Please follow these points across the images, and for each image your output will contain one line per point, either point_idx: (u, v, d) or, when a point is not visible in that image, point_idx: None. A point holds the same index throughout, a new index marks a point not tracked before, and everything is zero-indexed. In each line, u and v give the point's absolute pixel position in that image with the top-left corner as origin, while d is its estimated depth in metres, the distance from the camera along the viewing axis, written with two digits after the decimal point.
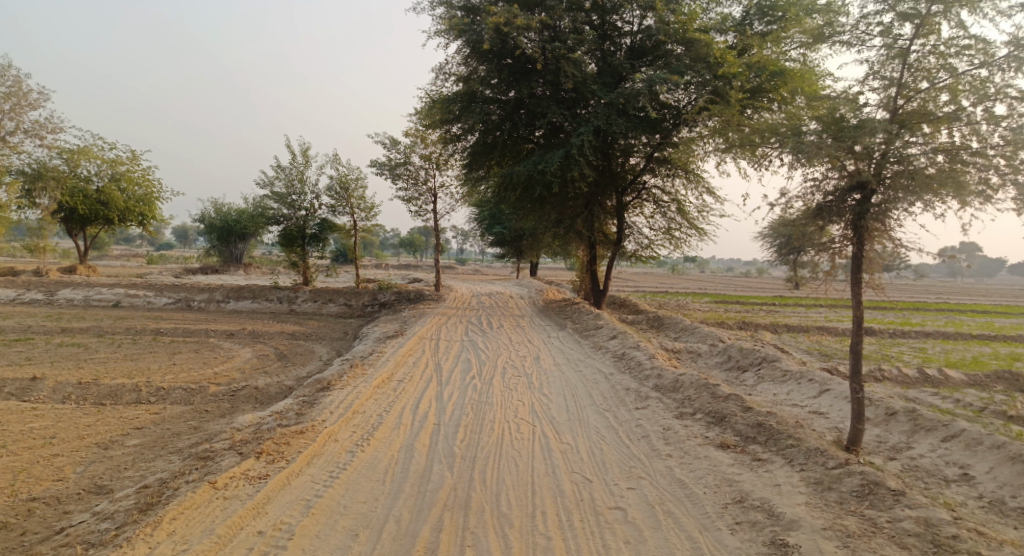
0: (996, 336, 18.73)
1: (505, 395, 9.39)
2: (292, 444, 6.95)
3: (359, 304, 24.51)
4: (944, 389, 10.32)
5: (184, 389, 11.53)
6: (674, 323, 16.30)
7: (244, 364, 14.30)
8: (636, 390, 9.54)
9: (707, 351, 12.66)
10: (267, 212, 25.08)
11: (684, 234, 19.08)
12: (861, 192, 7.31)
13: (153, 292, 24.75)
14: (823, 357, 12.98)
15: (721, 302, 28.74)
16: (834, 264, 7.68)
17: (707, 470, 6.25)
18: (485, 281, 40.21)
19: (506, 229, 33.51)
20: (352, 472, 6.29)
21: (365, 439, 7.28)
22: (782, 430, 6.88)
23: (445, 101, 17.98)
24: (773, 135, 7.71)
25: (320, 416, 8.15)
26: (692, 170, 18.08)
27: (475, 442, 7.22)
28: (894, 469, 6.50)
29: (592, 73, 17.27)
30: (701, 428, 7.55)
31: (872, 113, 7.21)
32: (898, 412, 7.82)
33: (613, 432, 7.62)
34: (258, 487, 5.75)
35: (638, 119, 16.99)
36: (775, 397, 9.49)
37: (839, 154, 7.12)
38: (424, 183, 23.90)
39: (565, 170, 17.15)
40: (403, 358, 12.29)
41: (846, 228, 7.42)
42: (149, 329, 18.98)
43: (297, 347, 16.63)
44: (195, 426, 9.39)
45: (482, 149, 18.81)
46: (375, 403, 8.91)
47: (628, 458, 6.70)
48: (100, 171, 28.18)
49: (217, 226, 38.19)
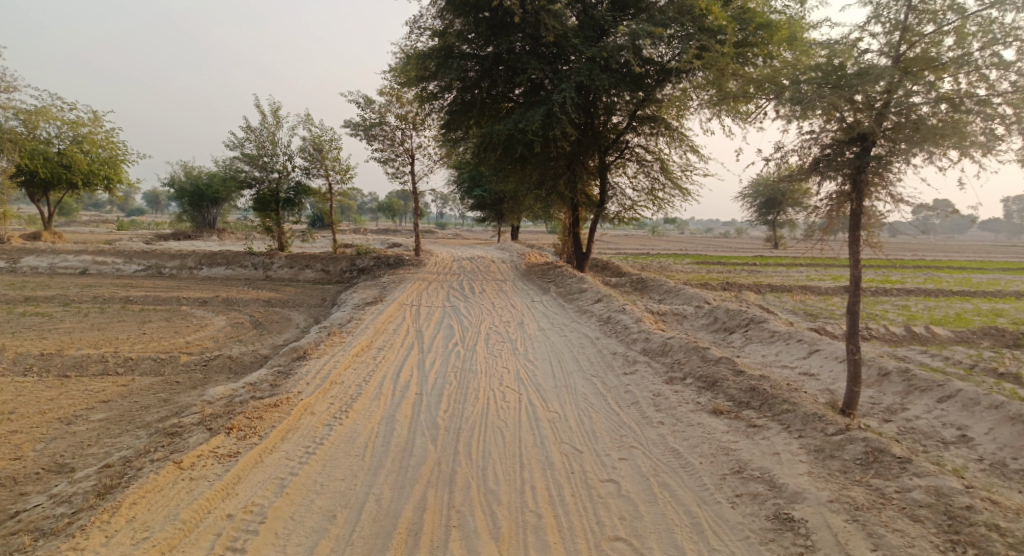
0: (976, 292, 18.87)
1: (489, 362, 9.09)
2: (265, 417, 6.57)
3: (336, 269, 23.93)
4: (931, 347, 10.25)
5: (153, 359, 11.05)
6: (658, 285, 16.09)
7: (218, 332, 13.80)
8: (622, 354, 9.29)
9: (693, 313, 12.45)
10: (238, 175, 24.15)
11: (668, 194, 18.71)
12: (861, 144, 6.92)
13: (122, 259, 23.89)
14: (809, 317, 12.84)
15: (702, 263, 28.66)
16: (830, 222, 7.37)
17: (702, 438, 6.02)
18: (466, 244, 39.73)
19: (486, 191, 32.87)
20: (329, 447, 5.95)
21: (343, 411, 6.94)
22: (776, 394, 6.66)
23: (420, 57, 17.20)
24: (768, 86, 7.30)
25: (295, 388, 7.77)
26: (675, 128, 17.58)
27: (459, 413, 6.91)
28: (892, 432, 6.34)
29: (574, 27, 16.55)
30: (692, 393, 7.32)
31: (874, 60, 6.79)
32: (891, 373, 7.66)
33: (602, 399, 7.36)
34: (227, 467, 5.37)
35: (620, 74, 16.42)
36: (764, 359, 9.31)
37: (838, 104, 6.74)
38: (401, 144, 23.13)
39: (547, 129, 16.55)
40: (383, 325, 11.89)
41: (845, 183, 7.06)
42: (118, 297, 18.29)
43: (273, 314, 16.15)
44: (165, 399, 8.96)
45: (460, 108, 18.12)
46: (353, 373, 8.55)
47: (619, 427, 6.45)
48: (61, 132, 26.83)
49: (188, 191, 36.93)
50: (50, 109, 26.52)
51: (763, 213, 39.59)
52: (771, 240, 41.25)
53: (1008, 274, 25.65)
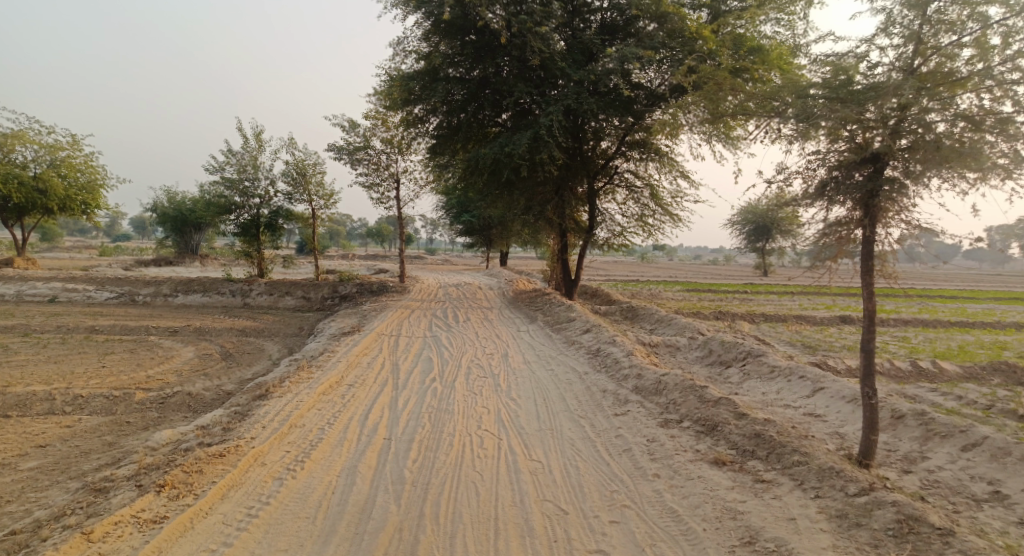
0: (974, 322, 18.35)
1: (467, 401, 8.34)
2: (205, 470, 5.76)
3: (318, 296, 23.08)
4: (941, 383, 9.58)
5: (105, 397, 10.18)
6: (649, 314, 15.43)
7: (184, 365, 12.93)
8: (613, 392, 8.54)
9: (687, 345, 11.79)
10: (219, 200, 23.40)
11: (658, 221, 18.17)
12: (872, 164, 6.33)
13: (94, 286, 22.96)
14: (808, 350, 12.19)
15: (692, 290, 28.15)
16: (839, 251, 6.69)
17: (704, 497, 5.29)
18: (453, 270, 38.99)
19: (474, 217, 32.27)
20: (275, 507, 5.19)
21: (299, 461, 6.17)
22: (784, 442, 5.94)
23: (405, 79, 16.70)
24: (770, 100, 6.75)
25: (249, 433, 6.98)
26: (665, 154, 17.14)
27: (430, 463, 6.16)
28: (914, 486, 5.66)
29: (562, 50, 16.12)
30: (690, 440, 6.58)
31: (884, 75, 6.24)
32: (906, 416, 6.98)
33: (591, 445, 6.63)
34: (148, 537, 4.62)
35: (609, 98, 16.02)
36: (765, 397, 8.64)
37: (848, 121, 6.17)
38: (386, 168, 22.56)
39: (534, 154, 16.03)
40: (357, 358, 11.07)
41: (855, 208, 6.41)
42: (84, 326, 17.37)
43: (246, 345, 15.31)
44: (110, 444, 8.09)
45: (446, 132, 17.57)
46: (317, 414, 7.74)
47: (609, 480, 5.73)
48: (38, 156, 26.00)
49: (171, 216, 36.14)
50: (27, 133, 25.76)
51: (752, 240, 39.29)
52: (760, 267, 40.96)
53: (1001, 303, 25.24)
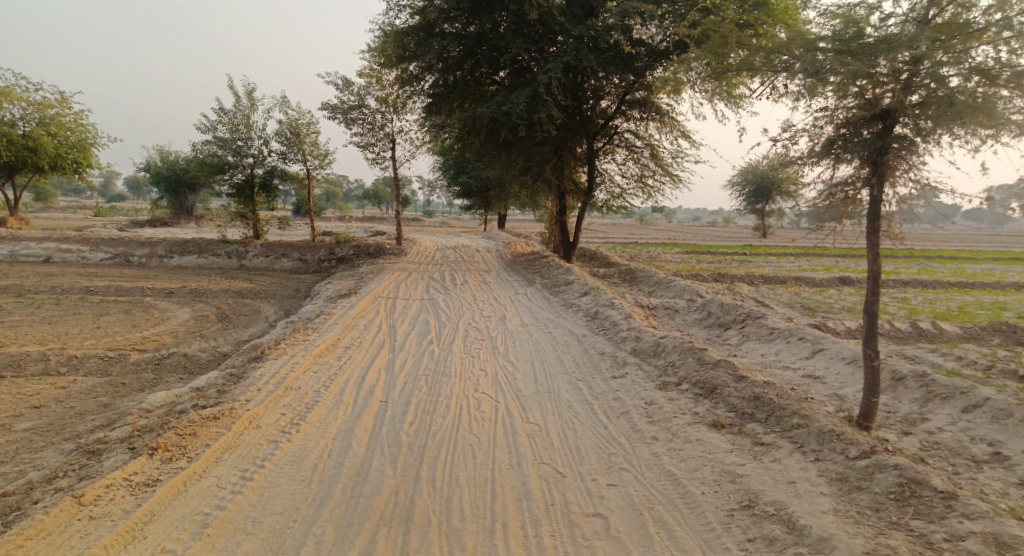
0: (973, 283, 18.27)
1: (464, 363, 8.28)
2: (199, 433, 5.71)
3: (314, 258, 22.89)
4: (941, 345, 9.53)
5: (100, 358, 10.11)
6: (648, 276, 15.32)
7: (180, 326, 12.84)
8: (611, 355, 8.48)
9: (685, 307, 11.72)
10: (212, 160, 22.99)
11: (658, 182, 17.89)
12: (882, 121, 6.10)
13: (89, 247, 22.73)
14: (807, 311, 12.12)
15: (691, 252, 28.02)
16: (844, 211, 6.50)
17: (703, 460, 5.25)
18: (451, 232, 38.73)
19: (472, 178, 31.84)
20: (270, 470, 5.16)
21: (295, 424, 6.13)
22: (784, 405, 5.89)
23: (399, 35, 16.18)
24: (777, 55, 6.48)
25: (244, 395, 6.92)
26: (666, 113, 16.76)
27: (426, 425, 6.12)
28: (914, 448, 5.64)
29: (561, 4, 15.59)
30: (689, 402, 6.53)
31: (898, 27, 5.92)
32: (906, 377, 6.92)
33: (588, 407, 6.59)
34: (141, 501, 4.58)
35: (609, 55, 15.55)
36: (764, 359, 8.59)
37: (859, 76, 5.92)
38: (381, 128, 22.12)
39: (532, 112, 15.65)
40: (353, 320, 10.99)
41: (862, 165, 6.18)
42: (78, 287, 17.22)
43: (242, 307, 15.21)
44: (105, 405, 8.04)
45: (441, 91, 17.12)
46: (313, 377, 7.68)
47: (607, 443, 5.69)
48: (26, 114, 25.42)
49: (165, 176, 35.66)
50: (14, 90, 25.12)
51: (752, 202, 38.96)
52: (759, 229, 40.75)
53: (1000, 265, 25.16)
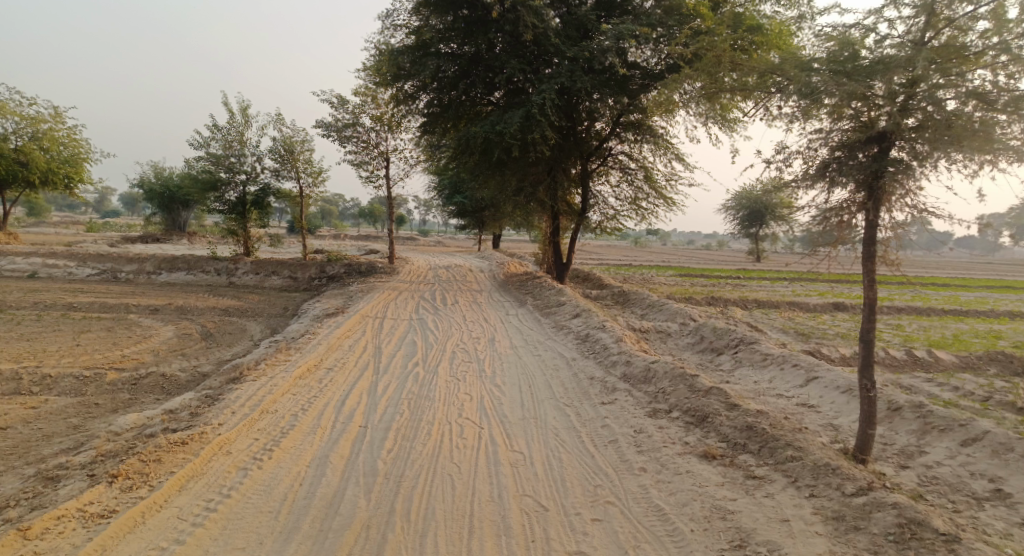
0: (968, 311, 18.17)
1: (450, 387, 8.03)
2: (164, 459, 5.45)
3: (305, 276, 22.63)
4: (938, 374, 9.33)
5: (75, 378, 9.80)
6: (640, 299, 15.14)
7: (162, 345, 12.54)
8: (601, 380, 8.24)
9: (677, 331, 11.53)
10: (204, 176, 22.80)
11: (652, 204, 17.80)
12: (878, 144, 5.97)
13: (76, 263, 22.42)
14: (801, 337, 11.94)
15: (685, 276, 27.89)
16: (839, 236, 6.34)
17: (692, 494, 5.02)
18: (445, 252, 38.52)
19: (467, 198, 31.77)
20: (236, 500, 4.92)
21: (267, 450, 5.87)
22: (778, 436, 5.66)
23: (394, 54, 16.17)
24: (771, 75, 6.38)
25: (217, 418, 6.66)
26: (660, 135, 16.74)
27: (405, 452, 5.88)
28: (912, 483, 5.41)
29: (556, 26, 15.64)
30: (679, 431, 6.29)
31: (892, 49, 5.83)
32: (903, 408, 6.72)
33: (575, 435, 6.35)
34: (92, 534, 4.36)
35: (604, 77, 15.58)
36: (757, 386, 8.38)
37: (854, 97, 5.81)
38: (376, 146, 22.05)
39: (525, 133, 15.57)
40: (338, 341, 10.73)
41: (858, 189, 6.03)
42: (62, 303, 16.90)
43: (228, 325, 14.91)
44: (75, 426, 7.74)
45: (436, 110, 17.05)
46: (291, 399, 7.42)
47: (593, 474, 5.46)
48: (19, 128, 25.24)
49: (158, 192, 35.48)
50: (7, 104, 24.98)
51: (746, 226, 39.06)
52: (753, 253, 40.78)
53: (993, 293, 25.12)
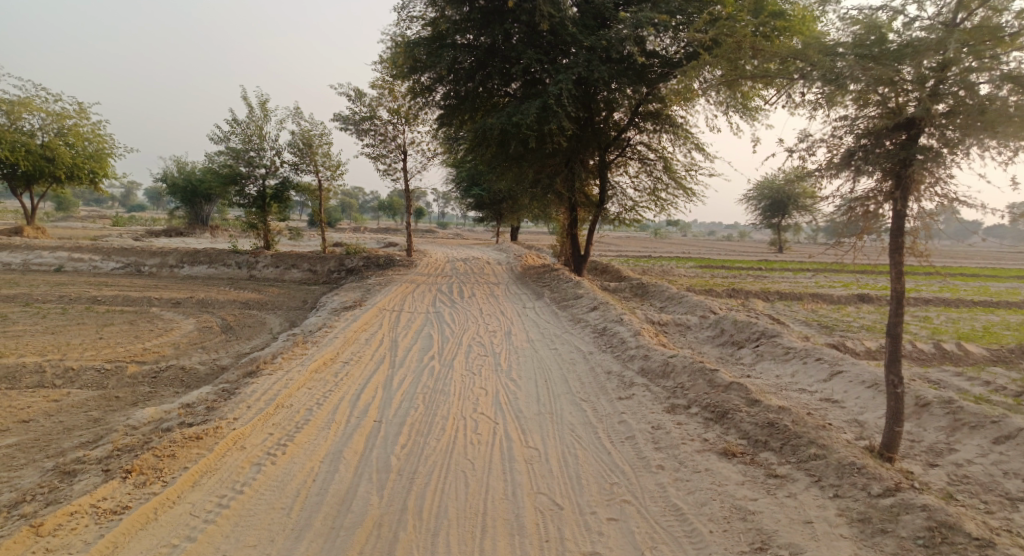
0: (998, 302, 17.65)
1: (465, 381, 7.97)
2: (178, 455, 5.47)
3: (324, 269, 22.74)
4: (967, 368, 9.03)
5: (96, 371, 9.91)
6: (660, 291, 14.94)
7: (182, 338, 12.65)
8: (618, 375, 8.10)
9: (697, 324, 11.33)
10: (223, 171, 22.96)
11: (671, 195, 17.54)
12: (907, 131, 5.74)
13: (100, 257, 22.76)
14: (824, 330, 11.67)
15: (705, 267, 27.53)
16: (865, 227, 6.12)
17: (711, 493, 4.89)
18: (463, 244, 38.51)
19: (485, 190, 31.67)
20: (249, 497, 4.96)
21: (282, 444, 5.88)
22: (800, 433, 5.49)
23: (410, 45, 16.07)
24: (793, 61, 6.16)
25: (232, 412, 6.67)
26: (679, 125, 16.49)
27: (420, 448, 5.84)
28: (941, 482, 5.22)
29: (573, 15, 15.41)
30: (698, 427, 6.15)
31: (921, 32, 5.58)
32: (931, 404, 6.49)
33: (592, 431, 6.25)
34: (104, 530, 4.46)
35: (622, 66, 15.34)
36: (779, 381, 8.18)
37: (881, 83, 5.57)
38: (393, 139, 22.01)
39: (542, 123, 15.39)
40: (354, 334, 10.72)
41: (885, 178, 5.80)
42: (87, 296, 17.17)
43: (247, 318, 15.01)
44: (95, 420, 7.82)
45: (452, 102, 16.93)
46: (306, 394, 7.42)
47: (609, 471, 5.37)
48: (45, 125, 25.64)
49: (181, 187, 35.90)
50: (33, 101, 25.38)
51: (768, 216, 38.47)
52: (775, 244, 40.16)
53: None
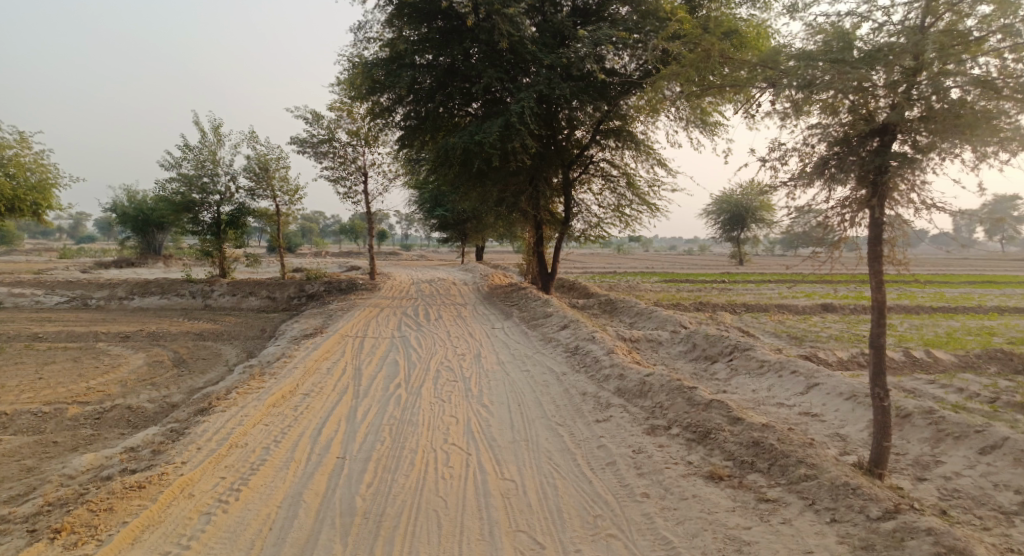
0: (956, 308, 18.05)
1: (434, 410, 7.54)
2: (117, 508, 4.94)
3: (283, 296, 21.98)
4: (939, 375, 9.03)
5: (33, 415, 9.14)
6: (628, 307, 14.79)
7: (131, 374, 11.87)
8: (594, 396, 7.80)
9: (669, 339, 11.16)
10: (175, 198, 22.07)
11: (635, 211, 17.50)
12: (879, 137, 5.68)
13: (43, 291, 21.53)
14: (794, 341, 11.62)
15: (670, 282, 27.60)
16: (842, 236, 6.00)
17: (703, 523, 4.64)
18: (427, 266, 37.98)
19: (448, 210, 31.32)
20: (196, 553, 4.50)
21: (235, 488, 5.39)
22: (788, 452, 5.29)
23: (368, 66, 15.73)
24: (761, 70, 6.09)
25: (180, 456, 6.12)
26: (641, 141, 16.54)
27: (387, 484, 5.43)
28: (934, 497, 5.06)
29: (532, 33, 15.34)
30: (681, 449, 5.90)
31: (889, 38, 5.55)
32: (912, 414, 6.36)
33: (571, 457, 5.93)
34: None
35: (583, 84, 15.31)
36: (756, 396, 8.01)
37: (853, 88, 5.49)
38: (353, 161, 21.55)
39: (505, 142, 15.18)
40: (315, 363, 10.18)
41: (861, 186, 5.70)
42: (27, 333, 16.12)
43: (201, 350, 14.23)
44: (29, 469, 7.13)
45: (413, 123, 16.61)
46: (262, 431, 6.89)
47: (592, 501, 5.06)
48: None
49: (131, 216, 34.54)
50: None
51: (728, 230, 39.00)
52: (735, 257, 40.76)
53: (976, 288, 25.17)
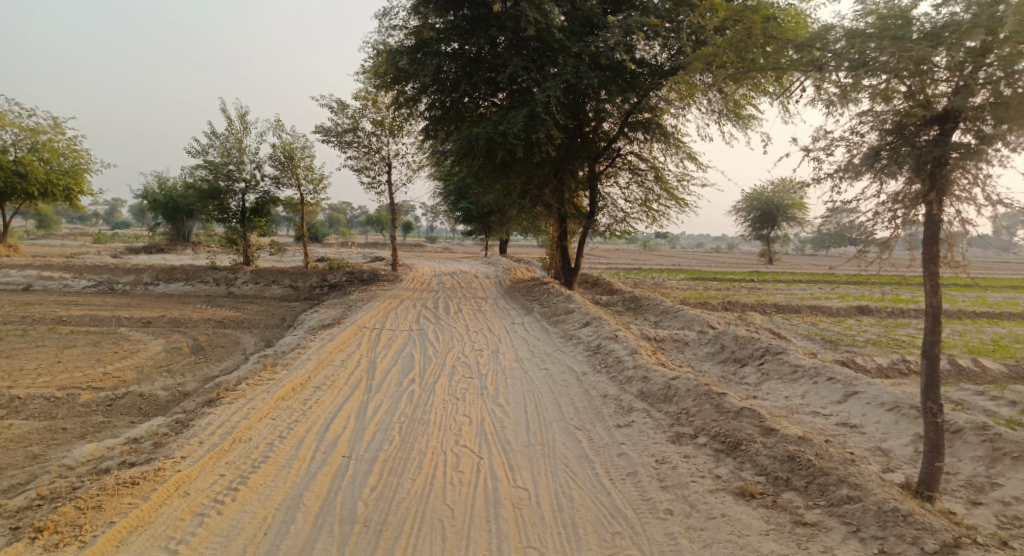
0: (1000, 314, 17.13)
1: (448, 409, 7.18)
2: (106, 506, 4.70)
3: (305, 285, 21.87)
4: (988, 387, 8.39)
5: (46, 399, 9.04)
6: (654, 305, 14.28)
7: (147, 361, 11.76)
8: (615, 399, 7.38)
9: (695, 339, 10.66)
10: (201, 186, 22.11)
11: (663, 206, 16.94)
12: (939, 125, 5.15)
13: (71, 275, 21.76)
14: (829, 345, 11.02)
15: (696, 279, 26.91)
16: (893, 236, 5.46)
17: (734, 547, 4.24)
18: (450, 258, 37.68)
19: (472, 203, 30.99)
20: None
21: (233, 487, 5.11)
22: (828, 470, 4.85)
23: (392, 53, 15.40)
24: (808, 53, 5.59)
25: (180, 450, 5.87)
26: (670, 133, 15.95)
27: (392, 489, 5.10)
28: (992, 525, 4.57)
29: (561, 21, 14.85)
30: (708, 461, 5.47)
31: (953, 12, 5.00)
32: (964, 430, 5.83)
33: (589, 465, 5.53)
34: None
35: (610, 74, 14.77)
36: (789, 403, 7.51)
37: (911, 69, 4.98)
38: (377, 151, 21.32)
39: (530, 132, 14.76)
40: (329, 355, 9.91)
41: (917, 178, 5.16)
42: (52, 317, 16.24)
43: (220, 338, 14.12)
44: (34, 456, 6.97)
45: (436, 113, 16.27)
46: (268, 426, 6.61)
47: (610, 517, 4.68)
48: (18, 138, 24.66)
49: (161, 203, 34.93)
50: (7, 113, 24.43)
51: (758, 228, 37.94)
52: (765, 255, 39.70)
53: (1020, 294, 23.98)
